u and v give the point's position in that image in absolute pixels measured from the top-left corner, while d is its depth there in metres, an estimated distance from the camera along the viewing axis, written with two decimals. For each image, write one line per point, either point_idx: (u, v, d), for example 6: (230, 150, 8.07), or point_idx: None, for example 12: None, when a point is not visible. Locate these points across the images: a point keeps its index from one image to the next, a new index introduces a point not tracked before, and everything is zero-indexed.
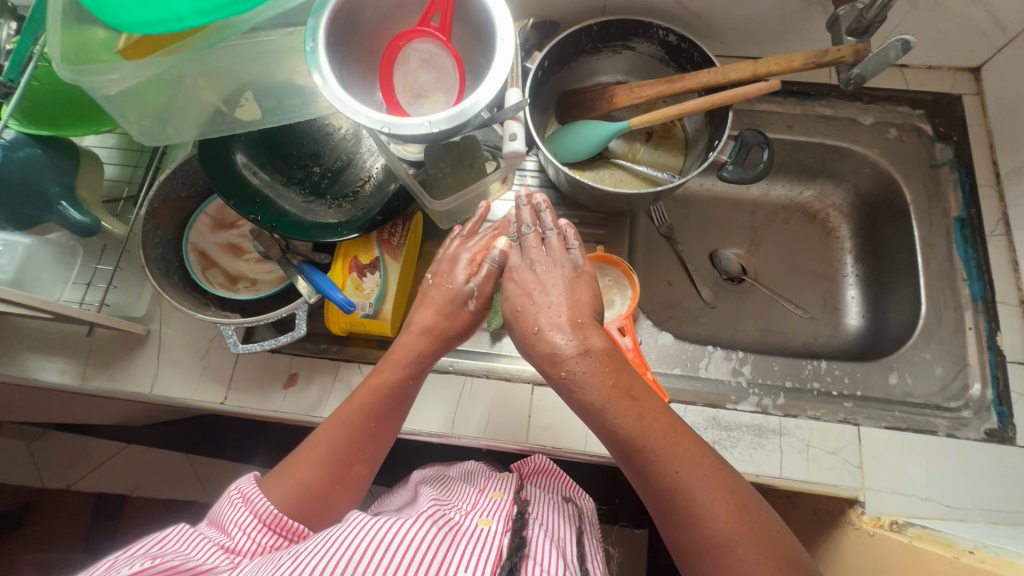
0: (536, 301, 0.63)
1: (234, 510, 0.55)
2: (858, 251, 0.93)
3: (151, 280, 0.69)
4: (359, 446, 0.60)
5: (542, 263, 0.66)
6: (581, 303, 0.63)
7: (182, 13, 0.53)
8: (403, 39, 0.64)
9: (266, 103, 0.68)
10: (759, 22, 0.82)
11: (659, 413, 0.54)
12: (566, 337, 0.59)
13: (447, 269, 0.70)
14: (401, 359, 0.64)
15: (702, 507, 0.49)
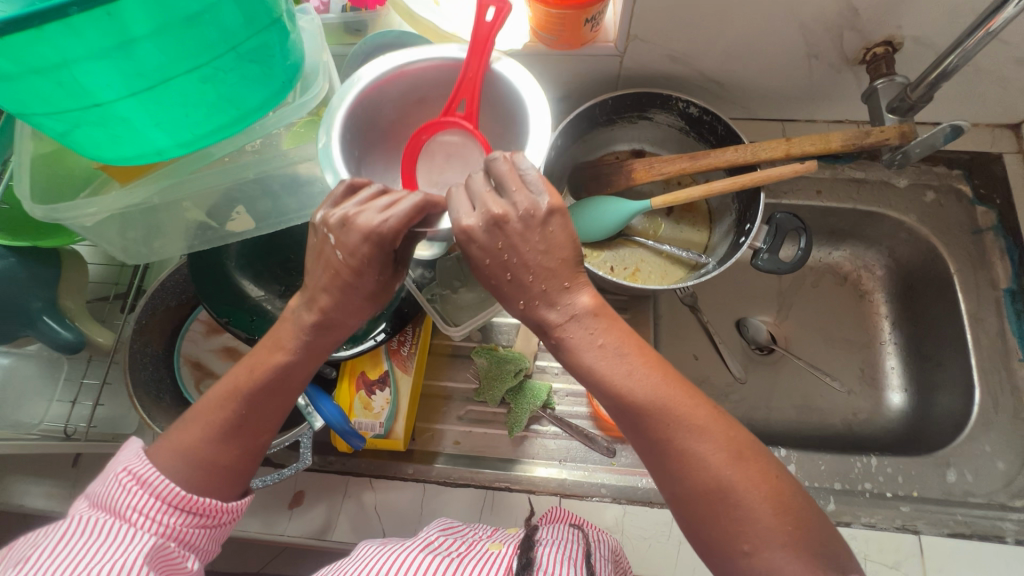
0: (511, 272, 0.47)
1: (128, 496, 0.47)
2: (897, 317, 0.87)
3: (139, 410, 0.63)
4: (260, 422, 0.51)
5: (503, 211, 0.45)
6: (555, 257, 0.47)
7: (164, 145, 0.48)
8: (427, 134, 0.57)
9: (259, 210, 0.63)
10: (786, 88, 0.77)
11: (650, 364, 0.47)
12: (548, 306, 0.48)
13: (354, 240, 0.45)
14: (305, 343, 0.51)
15: (699, 456, 0.45)
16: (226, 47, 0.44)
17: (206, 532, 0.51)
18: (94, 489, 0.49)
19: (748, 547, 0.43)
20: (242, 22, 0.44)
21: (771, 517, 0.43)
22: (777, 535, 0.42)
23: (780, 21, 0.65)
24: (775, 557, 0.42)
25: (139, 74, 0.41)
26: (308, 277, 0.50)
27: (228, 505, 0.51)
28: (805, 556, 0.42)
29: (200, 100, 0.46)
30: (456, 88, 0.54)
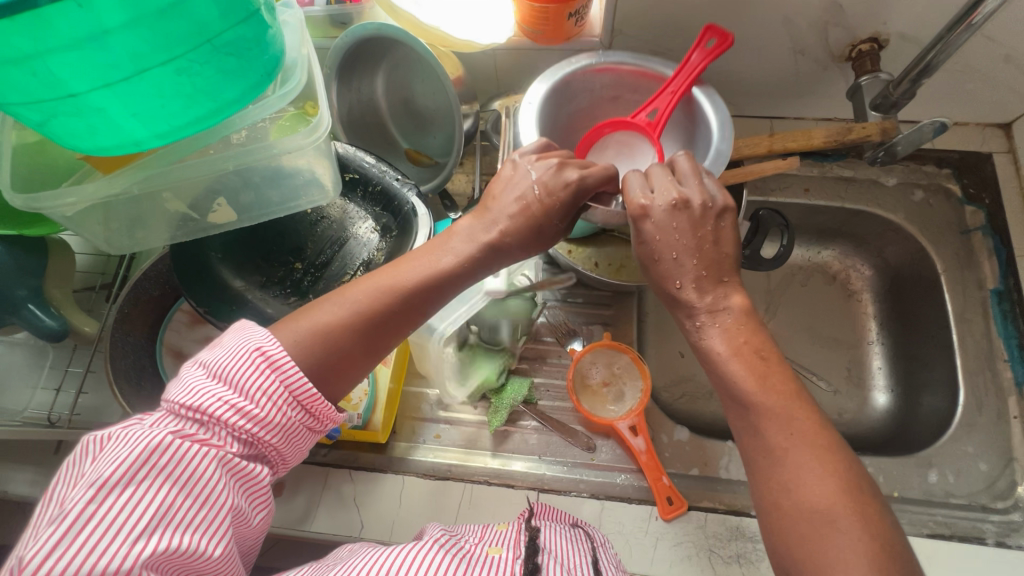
0: (677, 253, 0.52)
1: (261, 375, 0.47)
2: (884, 318, 0.86)
3: (118, 399, 0.64)
4: (402, 325, 0.56)
5: (680, 197, 0.52)
6: (715, 253, 0.52)
7: (142, 138, 0.48)
8: (608, 127, 0.67)
9: (243, 202, 0.63)
10: (772, 84, 0.76)
11: (781, 382, 0.47)
12: (698, 291, 0.52)
13: (559, 182, 0.56)
14: (470, 257, 0.57)
15: (807, 477, 0.43)
16: (203, 38, 0.44)
17: (310, 430, 0.52)
18: (216, 358, 0.48)
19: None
20: (219, 12, 0.44)
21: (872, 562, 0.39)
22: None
23: (763, 18, 0.65)
24: None
25: (113, 65, 0.41)
26: (496, 205, 0.58)
27: (335, 413, 0.53)
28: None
29: (178, 92, 0.46)
30: (654, 97, 0.63)
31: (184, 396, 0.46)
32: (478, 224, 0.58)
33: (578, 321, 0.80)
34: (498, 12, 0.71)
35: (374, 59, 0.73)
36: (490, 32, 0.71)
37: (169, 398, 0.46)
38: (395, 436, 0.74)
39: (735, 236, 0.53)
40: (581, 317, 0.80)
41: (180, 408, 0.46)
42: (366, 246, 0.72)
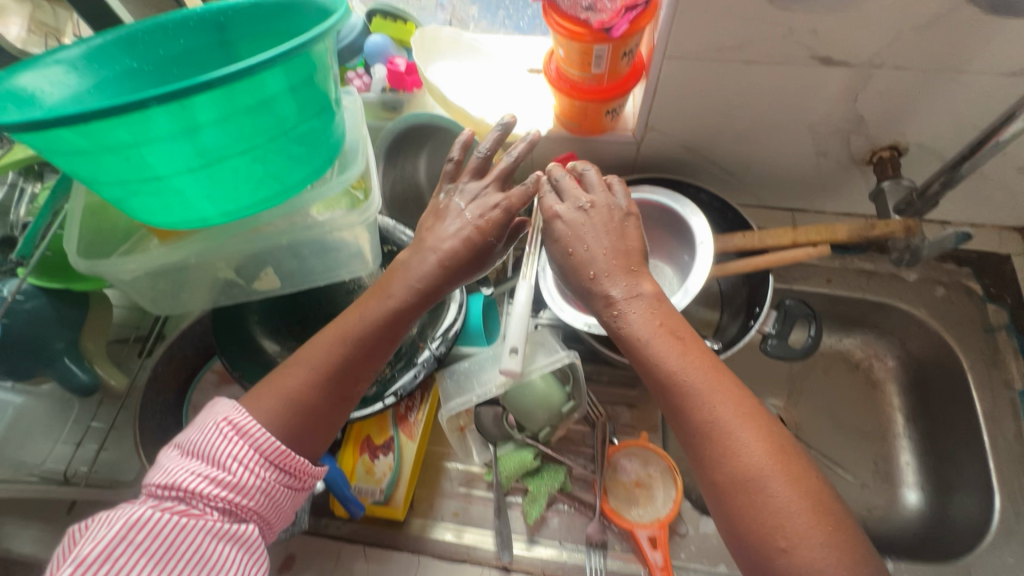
0: (587, 247, 0.59)
1: (228, 445, 0.50)
2: (911, 411, 0.85)
3: (143, 460, 0.64)
4: (361, 369, 0.57)
5: (589, 203, 0.61)
6: (621, 254, 0.59)
7: (208, 215, 0.51)
8: None
9: (286, 270, 0.64)
10: (795, 178, 0.80)
11: (702, 355, 0.54)
12: (608, 282, 0.58)
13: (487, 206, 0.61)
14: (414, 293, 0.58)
15: (740, 444, 0.49)
16: (280, 130, 0.48)
17: (291, 490, 0.54)
18: (189, 438, 0.51)
19: (784, 543, 0.45)
20: (298, 108, 0.48)
21: (805, 509, 0.46)
22: (813, 533, 0.45)
23: (789, 123, 0.70)
24: (814, 557, 0.44)
25: (198, 155, 0.44)
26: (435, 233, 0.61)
27: (312, 468, 0.55)
28: (840, 557, 0.44)
29: (249, 177, 0.49)
30: None
31: (161, 476, 0.48)
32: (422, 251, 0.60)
33: (604, 400, 0.79)
34: (534, 107, 0.79)
35: (421, 142, 0.77)
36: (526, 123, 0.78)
37: (149, 482, 0.49)
38: (412, 512, 0.72)
39: (640, 235, 0.61)
40: (605, 397, 0.80)
41: (158, 489, 0.48)
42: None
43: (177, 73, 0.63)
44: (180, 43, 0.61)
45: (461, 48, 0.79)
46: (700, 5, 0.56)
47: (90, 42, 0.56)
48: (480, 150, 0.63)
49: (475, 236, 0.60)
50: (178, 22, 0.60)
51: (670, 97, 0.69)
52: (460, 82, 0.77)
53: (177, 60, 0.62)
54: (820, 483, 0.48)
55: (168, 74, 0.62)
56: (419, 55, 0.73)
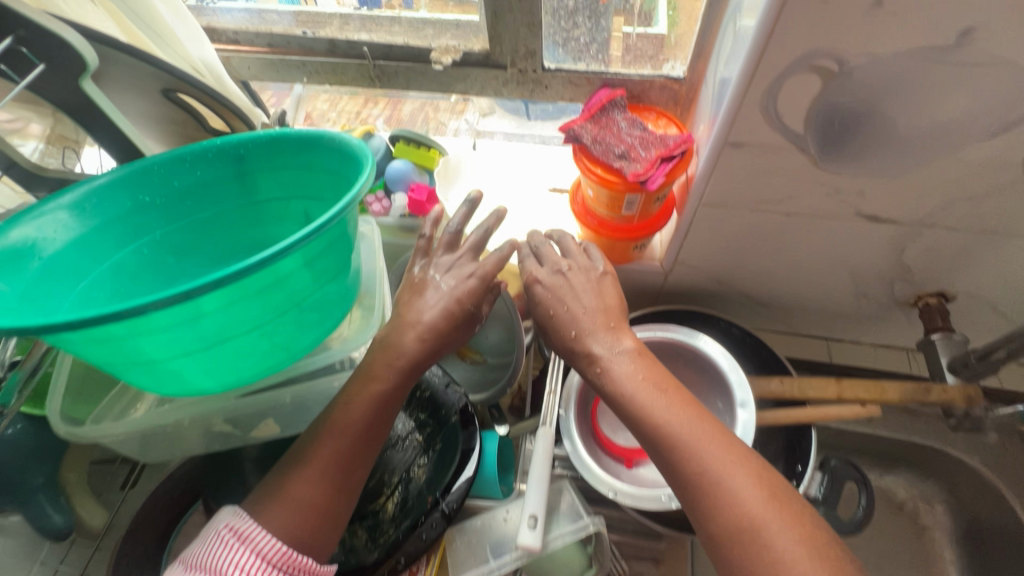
0: (567, 306, 0.59)
1: (228, 553, 0.43)
2: (967, 568, 0.77)
3: None
4: (364, 453, 0.50)
5: (567, 266, 0.62)
6: (604, 303, 0.59)
7: (206, 387, 0.46)
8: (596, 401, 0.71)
9: (290, 419, 0.58)
10: (832, 312, 0.76)
11: (688, 403, 0.52)
12: (590, 338, 0.57)
13: (460, 276, 0.55)
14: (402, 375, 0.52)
15: (733, 488, 0.46)
16: (294, 303, 0.44)
17: None
18: (187, 553, 0.45)
19: None
20: (314, 280, 0.45)
21: (806, 556, 0.42)
22: None
23: (828, 266, 0.66)
24: None
25: (202, 338, 0.40)
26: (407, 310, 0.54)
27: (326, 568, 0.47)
28: None
29: (254, 350, 0.45)
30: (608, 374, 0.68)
31: None
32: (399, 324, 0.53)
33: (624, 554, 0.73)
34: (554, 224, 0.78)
35: None
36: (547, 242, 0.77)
37: None
38: None
39: (619, 292, 0.61)
40: (626, 550, 0.73)
41: None
42: (408, 458, 0.67)
43: (189, 203, 0.59)
44: (196, 174, 0.58)
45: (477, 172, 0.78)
46: (740, 164, 0.53)
47: (99, 179, 0.53)
48: (449, 226, 0.57)
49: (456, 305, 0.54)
50: (196, 153, 0.57)
51: (703, 236, 0.66)
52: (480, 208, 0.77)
53: (192, 190, 0.59)
54: (821, 527, 0.45)
55: (180, 205, 0.59)
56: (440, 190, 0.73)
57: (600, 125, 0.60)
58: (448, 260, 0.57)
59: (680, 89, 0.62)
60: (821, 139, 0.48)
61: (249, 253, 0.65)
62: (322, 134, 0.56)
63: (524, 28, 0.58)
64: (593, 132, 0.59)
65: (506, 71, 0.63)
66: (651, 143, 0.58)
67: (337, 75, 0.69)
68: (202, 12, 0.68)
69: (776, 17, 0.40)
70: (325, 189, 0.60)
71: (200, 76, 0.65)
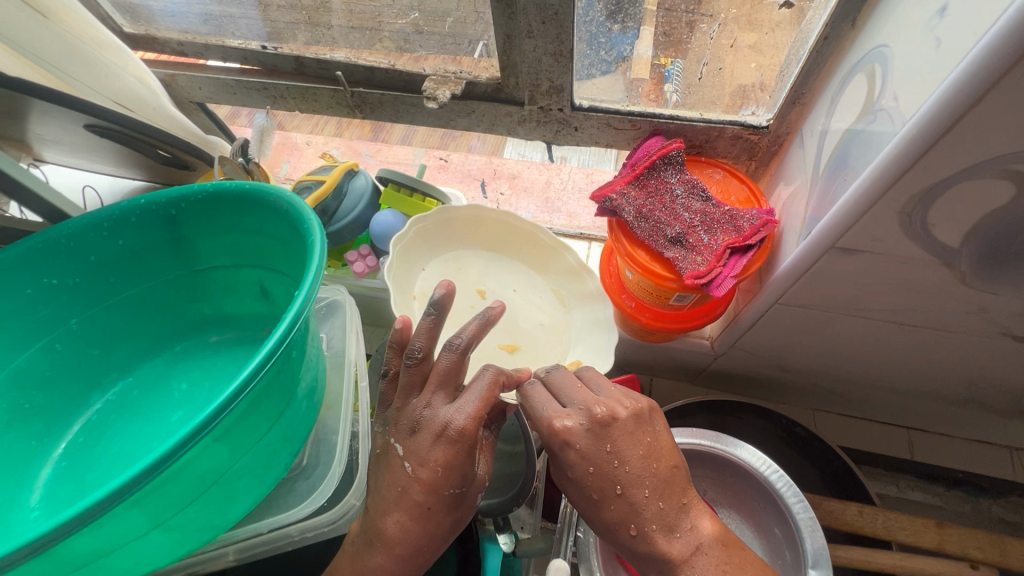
0: (622, 488, 0.38)
1: None
2: None
3: None
4: None
5: (602, 411, 0.40)
6: (669, 463, 0.40)
7: None
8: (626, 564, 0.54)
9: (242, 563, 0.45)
10: (922, 408, 0.60)
11: None
12: (655, 533, 0.39)
13: (431, 445, 0.37)
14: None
15: None
16: (205, 484, 0.32)
17: None
18: None
19: None
20: (235, 448, 0.33)
21: None
22: None
23: (936, 371, 0.51)
24: None
25: (68, 560, 0.29)
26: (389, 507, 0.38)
27: None
28: None
29: (158, 543, 0.33)
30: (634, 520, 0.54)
31: None
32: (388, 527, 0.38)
33: None
34: (585, 309, 0.54)
35: None
36: (565, 338, 0.54)
37: None
38: None
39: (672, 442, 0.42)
40: None
41: None
42: None
43: (112, 281, 0.47)
44: (117, 245, 0.45)
45: (461, 226, 0.55)
46: (850, 271, 0.38)
47: None
48: (412, 353, 0.39)
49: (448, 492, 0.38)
50: (116, 218, 0.44)
51: (772, 330, 0.51)
52: (467, 283, 0.55)
53: (114, 263, 0.46)
54: None
55: (101, 284, 0.46)
56: (407, 251, 0.52)
57: (647, 190, 0.44)
58: (419, 409, 0.39)
59: (760, 141, 0.45)
60: (987, 259, 0.33)
61: (196, 332, 0.53)
62: (269, 194, 0.43)
63: (548, 58, 0.42)
64: (638, 202, 0.43)
65: (523, 108, 0.47)
66: (716, 223, 0.42)
67: (308, 100, 0.54)
68: (140, 18, 0.54)
69: (967, 107, 0.24)
70: (281, 261, 0.47)
71: (127, 111, 0.50)
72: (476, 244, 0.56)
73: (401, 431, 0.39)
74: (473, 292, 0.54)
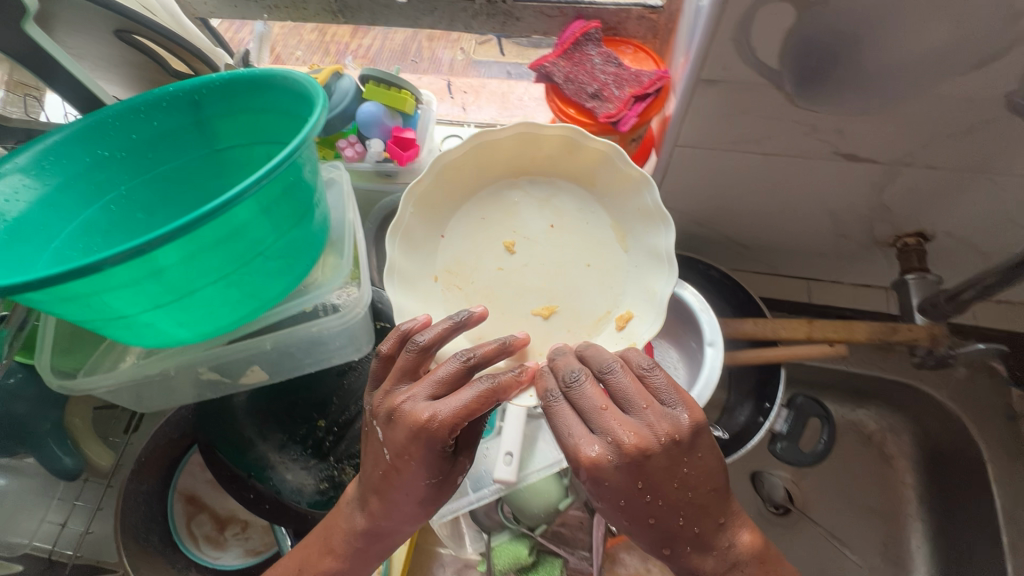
0: (654, 512, 0.46)
1: None
2: (925, 490, 0.82)
3: (125, 561, 0.60)
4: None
5: (620, 436, 0.43)
6: (707, 491, 0.46)
7: (181, 336, 0.46)
8: None
9: (278, 365, 0.59)
10: (811, 255, 0.76)
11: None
12: (692, 544, 0.49)
13: (399, 439, 0.47)
14: (363, 545, 0.54)
15: None
16: (255, 253, 0.44)
17: None
18: None
19: None
20: (274, 226, 0.44)
21: None
22: None
23: (808, 208, 0.65)
24: None
25: (166, 296, 0.41)
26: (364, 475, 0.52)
27: None
28: None
29: (223, 301, 0.45)
30: None
31: None
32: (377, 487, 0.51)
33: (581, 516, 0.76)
34: (641, 230, 0.56)
35: None
36: (607, 271, 0.58)
37: None
38: None
39: (713, 464, 0.47)
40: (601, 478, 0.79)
41: None
42: None
43: (151, 156, 0.58)
44: (153, 125, 0.57)
45: (468, 168, 0.58)
46: (719, 102, 0.51)
47: (53, 136, 0.51)
48: (413, 344, 0.49)
49: (423, 467, 0.48)
50: (150, 102, 0.55)
51: (681, 180, 0.65)
52: (497, 234, 0.59)
53: (153, 141, 0.57)
54: None
55: (143, 158, 0.58)
56: (424, 227, 0.58)
57: (573, 61, 0.57)
58: (406, 399, 0.48)
59: (658, 20, 0.59)
60: (804, 77, 0.46)
61: None
62: (274, 73, 0.54)
63: None
64: (566, 70, 0.56)
65: (474, 2, 0.60)
66: (624, 81, 0.56)
67: (296, 9, 0.66)
68: None
69: None
70: (285, 132, 0.58)
71: (149, 15, 0.62)
72: (504, 179, 0.60)
73: (381, 419, 0.49)
74: (504, 246, 0.58)
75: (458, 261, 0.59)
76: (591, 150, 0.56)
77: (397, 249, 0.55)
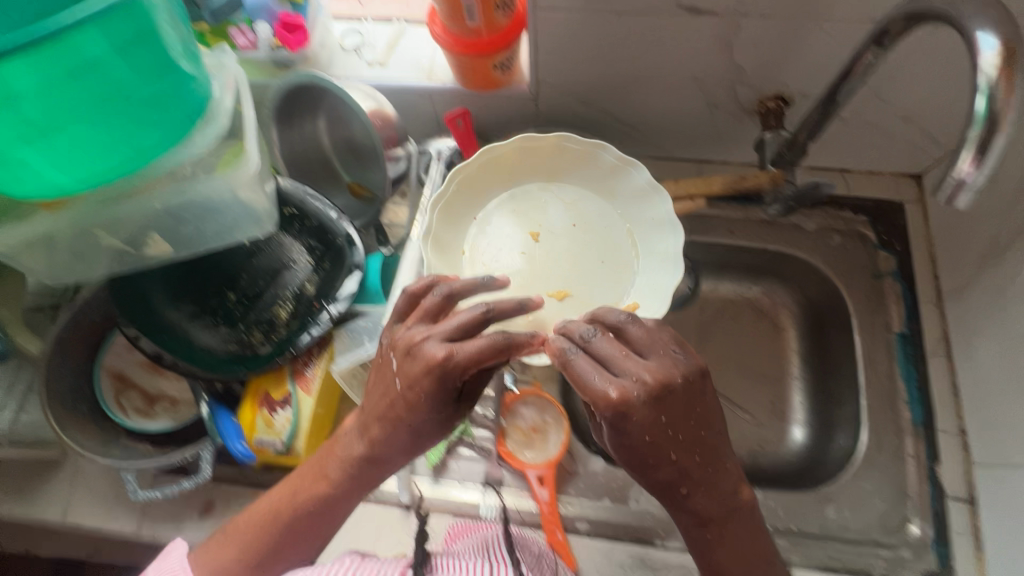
0: (666, 454, 0.48)
1: None
2: (807, 350, 0.88)
3: (52, 420, 0.66)
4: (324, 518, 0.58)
5: (636, 378, 0.47)
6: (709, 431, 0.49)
7: (64, 183, 0.50)
8: None
9: (182, 235, 0.64)
10: (694, 131, 0.80)
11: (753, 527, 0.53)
12: (696, 487, 0.50)
13: (415, 369, 0.51)
14: (364, 474, 0.57)
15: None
16: (120, 95, 0.48)
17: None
18: None
19: None
20: (136, 70, 0.48)
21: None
22: None
23: (674, 75, 0.70)
24: None
25: (32, 128, 0.45)
26: (371, 406, 0.56)
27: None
28: None
29: (96, 144, 0.49)
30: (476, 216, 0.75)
31: None
32: (389, 423, 0.54)
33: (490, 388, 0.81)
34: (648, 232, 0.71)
35: (313, 103, 0.75)
36: (620, 267, 0.70)
37: None
38: None
39: (712, 408, 0.50)
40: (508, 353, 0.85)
41: None
42: (296, 278, 0.73)
43: None
44: None
45: (511, 159, 0.74)
46: None
47: None
48: (440, 290, 0.56)
49: (433, 398, 0.52)
50: None
51: (554, 51, 0.68)
52: (527, 225, 0.73)
53: None
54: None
55: None
56: (455, 211, 0.72)
57: None
58: (421, 335, 0.53)
59: None
60: None
61: None
62: None
63: None
64: None
65: None
66: None
67: None
68: None
69: None
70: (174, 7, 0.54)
71: None
72: (537, 179, 0.75)
73: (401, 352, 0.54)
74: (530, 236, 0.72)
75: (479, 248, 0.72)
76: (611, 164, 0.73)
77: (436, 219, 0.70)
